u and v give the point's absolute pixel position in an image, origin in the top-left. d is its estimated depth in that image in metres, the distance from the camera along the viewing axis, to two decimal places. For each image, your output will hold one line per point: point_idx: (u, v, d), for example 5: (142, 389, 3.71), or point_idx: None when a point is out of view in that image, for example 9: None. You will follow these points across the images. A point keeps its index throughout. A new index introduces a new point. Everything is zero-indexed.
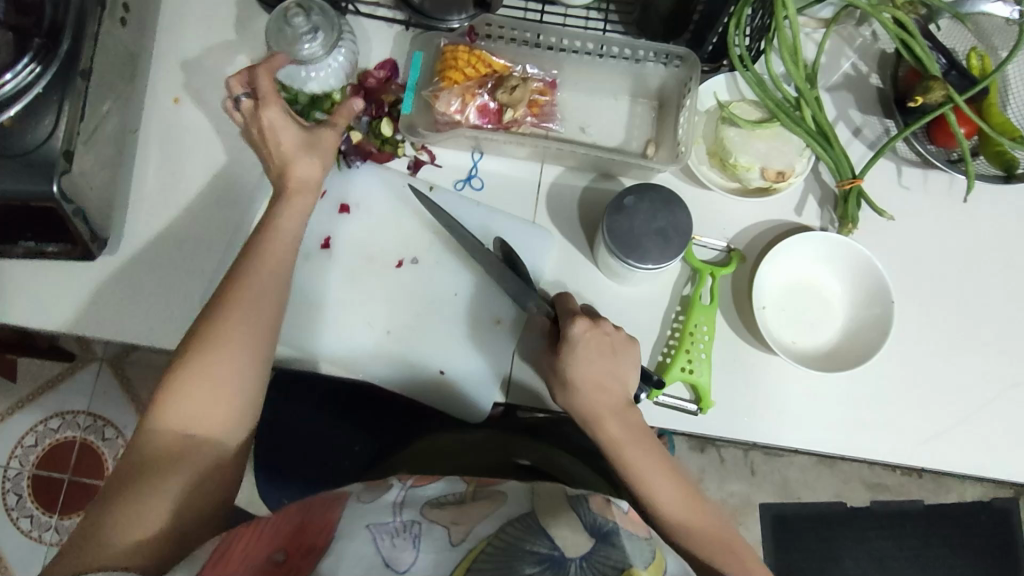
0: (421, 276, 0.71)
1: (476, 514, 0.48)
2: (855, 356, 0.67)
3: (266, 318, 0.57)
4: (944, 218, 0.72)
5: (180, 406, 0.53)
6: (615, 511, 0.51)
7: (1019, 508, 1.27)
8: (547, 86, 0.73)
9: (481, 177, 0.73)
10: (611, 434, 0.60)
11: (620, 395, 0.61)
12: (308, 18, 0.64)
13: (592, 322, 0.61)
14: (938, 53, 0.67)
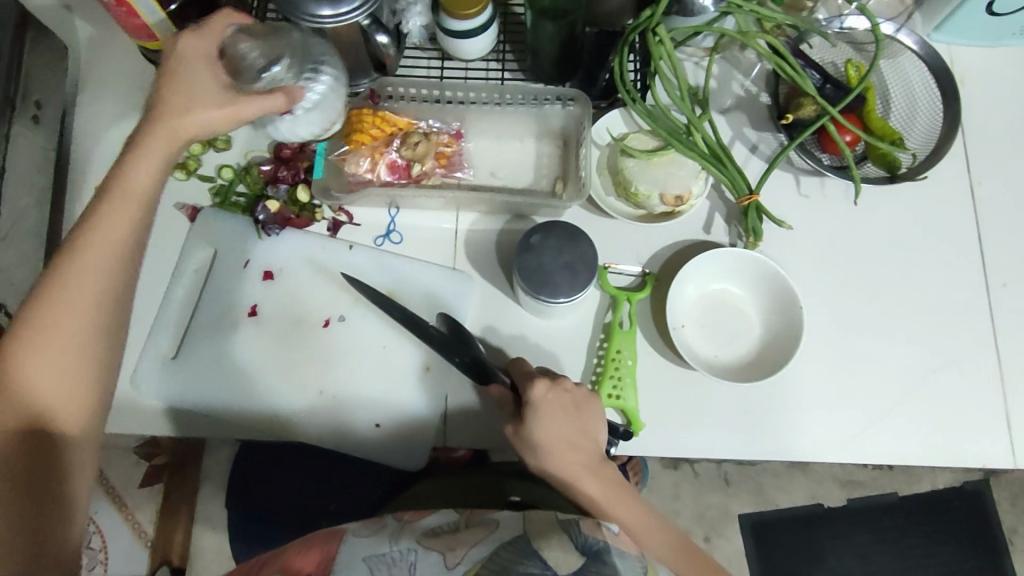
0: (349, 332, 0.72)
1: (468, 541, 0.53)
2: (773, 362, 0.69)
3: (119, 277, 0.53)
4: (843, 219, 0.76)
5: (20, 394, 0.49)
6: (603, 532, 0.57)
7: (989, 490, 1.19)
8: (453, 138, 0.76)
9: (399, 231, 0.75)
10: (591, 494, 0.60)
11: (592, 451, 0.62)
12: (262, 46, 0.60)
13: (551, 384, 0.62)
14: (812, 69, 0.72)
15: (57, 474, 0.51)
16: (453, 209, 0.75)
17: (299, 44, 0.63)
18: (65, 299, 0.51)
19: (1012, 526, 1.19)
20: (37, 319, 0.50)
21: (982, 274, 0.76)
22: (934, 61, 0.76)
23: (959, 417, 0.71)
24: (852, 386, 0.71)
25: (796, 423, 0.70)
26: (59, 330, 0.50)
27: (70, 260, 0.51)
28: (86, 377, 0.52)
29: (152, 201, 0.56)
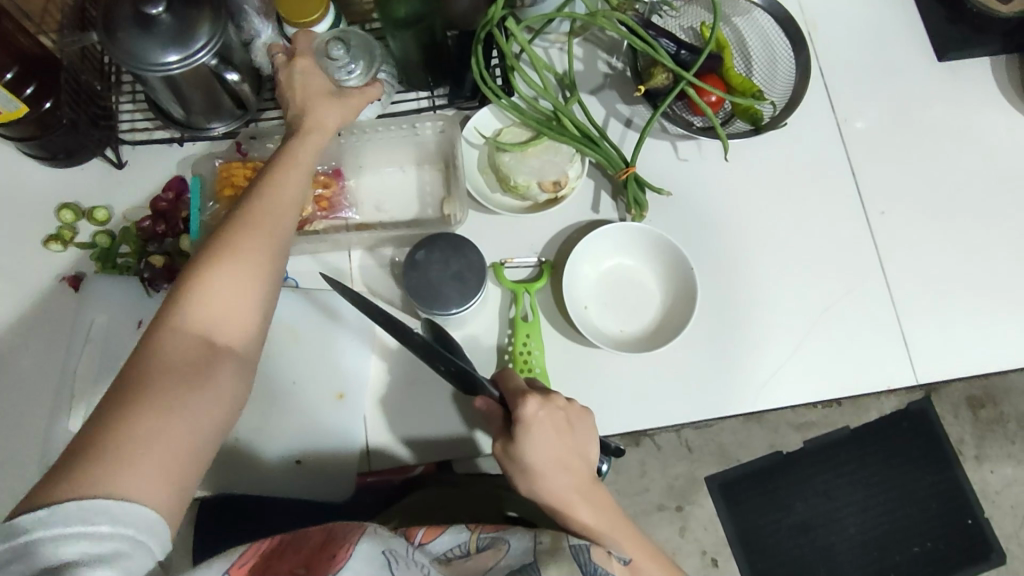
0: (254, 373, 0.71)
1: (480, 567, 0.51)
2: (675, 326, 0.71)
3: (286, 244, 0.54)
4: (723, 177, 0.79)
5: (194, 317, 0.48)
6: (612, 562, 0.55)
7: (933, 405, 1.24)
8: (331, 178, 0.75)
9: (293, 277, 0.74)
10: (582, 521, 0.57)
11: (586, 472, 0.59)
12: (347, 51, 0.66)
13: (543, 399, 0.58)
14: (665, 38, 0.73)
15: (217, 394, 0.47)
16: (344, 248, 0.74)
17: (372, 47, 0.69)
18: (255, 228, 0.52)
19: (958, 437, 1.25)
20: (223, 246, 0.51)
21: (861, 206, 0.79)
22: (777, 11, 0.79)
23: (859, 346, 0.75)
24: (758, 335, 0.74)
25: (708, 380, 0.72)
26: (234, 270, 0.50)
27: (250, 209, 0.54)
28: (249, 303, 0.51)
29: (311, 173, 0.59)
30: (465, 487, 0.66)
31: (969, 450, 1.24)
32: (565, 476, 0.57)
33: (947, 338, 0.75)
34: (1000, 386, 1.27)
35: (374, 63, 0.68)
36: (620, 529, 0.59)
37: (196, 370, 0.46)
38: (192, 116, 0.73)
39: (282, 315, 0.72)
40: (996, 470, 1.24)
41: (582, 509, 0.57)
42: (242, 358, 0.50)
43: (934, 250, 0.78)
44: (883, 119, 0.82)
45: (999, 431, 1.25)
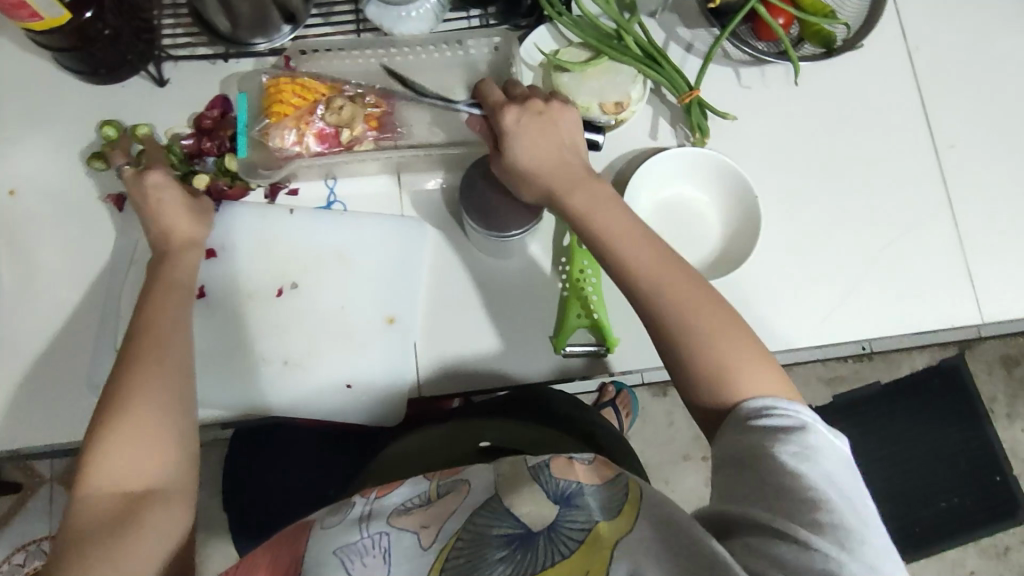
0: (303, 299, 0.69)
1: (442, 513, 0.49)
2: (736, 257, 0.69)
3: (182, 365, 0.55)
4: (785, 109, 0.76)
5: (112, 465, 0.48)
6: (577, 468, 0.51)
7: (965, 363, 1.23)
8: (381, 97, 0.71)
9: (341, 201, 0.72)
10: (598, 225, 0.57)
11: (581, 165, 0.59)
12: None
13: (521, 107, 0.59)
14: None
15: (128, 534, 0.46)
16: (393, 171, 0.72)
17: None
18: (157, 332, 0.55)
19: (990, 394, 1.23)
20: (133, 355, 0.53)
21: (929, 139, 0.76)
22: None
23: (922, 284, 0.72)
24: (818, 270, 0.72)
25: (767, 314, 0.70)
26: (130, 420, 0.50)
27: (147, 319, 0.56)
28: (165, 437, 0.50)
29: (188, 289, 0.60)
30: (443, 432, 0.63)
31: (1001, 408, 1.23)
32: (557, 162, 0.58)
33: (1016, 278, 0.73)
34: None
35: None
36: (656, 260, 0.55)
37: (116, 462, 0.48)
38: (239, 30, 0.70)
39: (331, 239, 0.71)
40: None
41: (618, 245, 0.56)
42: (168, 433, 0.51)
43: (1005, 186, 0.75)
44: (959, 46, 0.77)
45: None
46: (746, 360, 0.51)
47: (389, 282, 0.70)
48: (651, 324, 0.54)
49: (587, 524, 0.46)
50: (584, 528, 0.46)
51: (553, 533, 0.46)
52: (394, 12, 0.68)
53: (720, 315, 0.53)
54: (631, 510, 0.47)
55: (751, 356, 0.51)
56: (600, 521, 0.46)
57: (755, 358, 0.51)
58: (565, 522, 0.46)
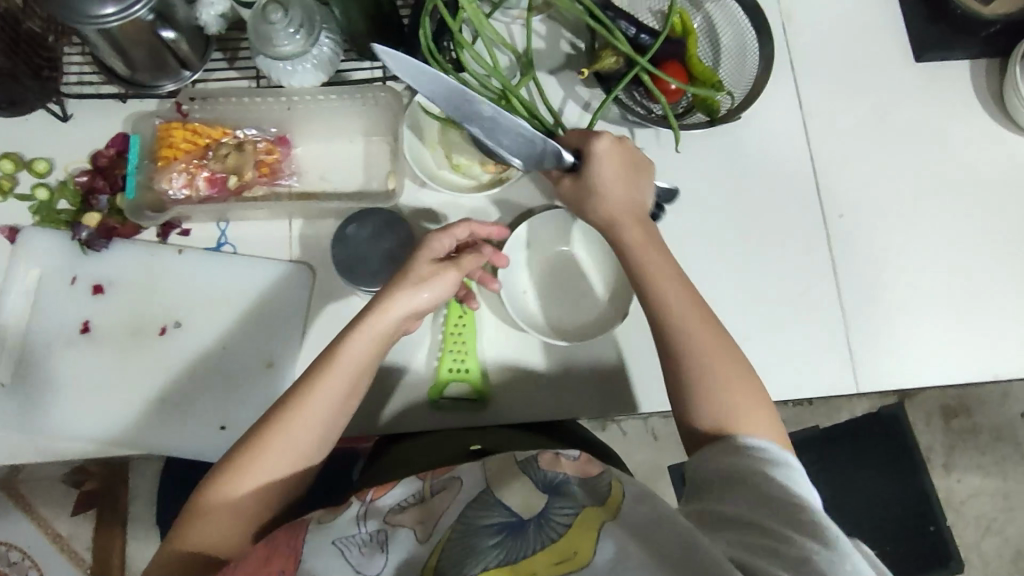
0: (184, 340, 0.70)
1: (437, 509, 0.52)
2: (612, 318, 0.70)
3: (357, 366, 0.57)
4: (678, 169, 0.77)
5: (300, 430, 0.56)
6: (563, 461, 0.53)
7: (905, 413, 1.24)
8: (275, 144, 0.73)
9: (231, 243, 0.73)
10: (653, 263, 0.61)
11: (635, 208, 0.63)
12: (287, 14, 0.65)
13: (616, 137, 0.64)
14: (625, 20, 0.71)
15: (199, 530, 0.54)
16: (285, 216, 0.73)
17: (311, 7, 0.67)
18: (365, 351, 0.57)
19: (928, 444, 1.25)
20: (329, 373, 0.57)
21: (818, 207, 0.77)
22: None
23: (801, 350, 0.73)
24: None
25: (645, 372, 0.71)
26: (307, 409, 0.56)
27: (333, 354, 0.58)
28: (304, 433, 0.56)
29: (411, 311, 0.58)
30: (429, 436, 0.66)
31: (937, 458, 1.25)
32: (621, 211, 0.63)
33: (895, 348, 0.74)
34: (975, 397, 1.27)
35: (314, 23, 0.67)
36: (693, 305, 0.59)
37: (283, 470, 0.55)
38: (138, 72, 0.72)
39: (216, 280, 0.71)
40: (963, 480, 1.24)
41: (663, 287, 0.60)
42: (261, 500, 0.55)
43: (892, 255, 0.76)
44: (855, 117, 0.80)
45: (971, 441, 1.25)
46: (756, 414, 0.56)
47: (270, 326, 0.71)
48: (681, 357, 0.58)
49: (574, 511, 0.49)
50: (572, 513, 0.48)
51: (543, 519, 0.48)
52: (281, 65, 0.68)
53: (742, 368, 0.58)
54: (617, 501, 0.50)
55: (760, 405, 0.57)
56: (587, 506, 0.49)
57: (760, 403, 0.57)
58: (554, 510, 0.48)
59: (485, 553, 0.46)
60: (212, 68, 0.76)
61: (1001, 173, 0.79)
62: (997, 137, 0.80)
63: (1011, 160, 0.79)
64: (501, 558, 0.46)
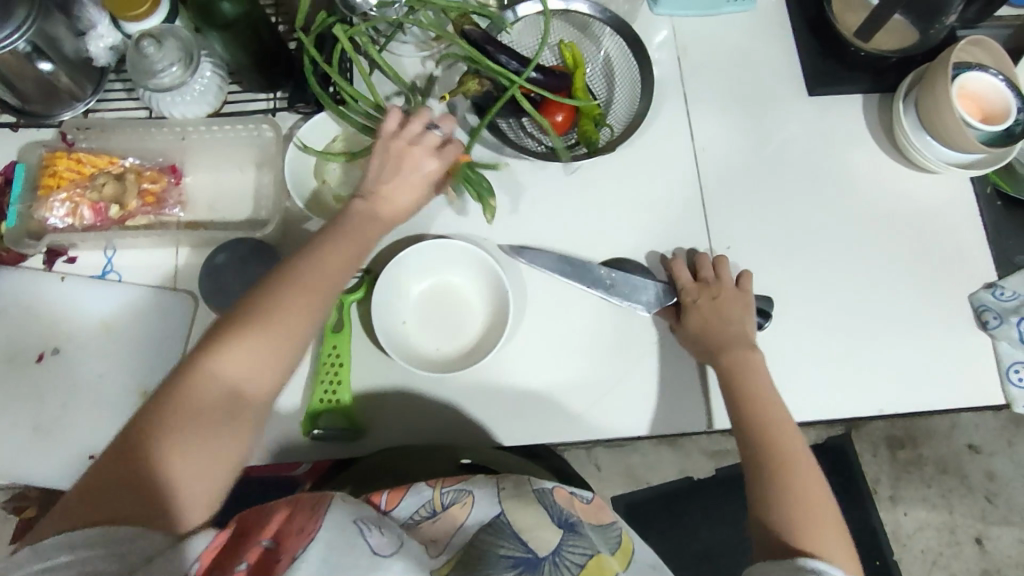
0: (61, 366, 0.70)
1: (447, 528, 0.51)
2: (488, 346, 0.70)
3: (329, 284, 0.59)
4: (566, 201, 0.77)
5: (271, 343, 0.54)
6: (576, 504, 0.55)
7: (850, 444, 1.22)
8: (162, 173, 0.75)
9: (116, 271, 0.73)
10: (751, 382, 0.66)
11: (739, 330, 0.69)
12: (161, 47, 0.66)
13: (701, 284, 0.72)
14: (507, 54, 0.72)
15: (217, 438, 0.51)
16: (171, 244, 0.73)
17: (191, 40, 0.69)
18: (298, 291, 0.57)
19: (874, 477, 1.22)
20: (258, 312, 0.55)
21: (705, 240, 0.77)
22: (627, 35, 0.79)
23: (686, 383, 0.72)
24: (581, 362, 0.72)
25: (520, 403, 0.71)
26: (280, 322, 0.55)
27: (296, 272, 0.58)
28: (285, 343, 0.55)
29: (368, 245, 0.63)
30: (417, 452, 0.67)
31: (883, 490, 1.21)
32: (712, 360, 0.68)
33: (782, 378, 0.73)
34: (920, 427, 1.24)
35: (193, 55, 0.69)
36: (784, 424, 0.63)
37: (214, 424, 0.51)
38: (30, 104, 0.74)
39: (97, 308, 0.72)
40: (910, 513, 1.21)
41: (762, 409, 0.64)
42: (242, 415, 0.53)
43: (782, 289, 0.76)
44: (748, 148, 0.81)
45: (917, 472, 1.22)
46: (824, 537, 0.57)
47: (148, 354, 0.71)
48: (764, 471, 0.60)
49: (590, 551, 0.50)
50: (587, 553, 0.50)
51: (558, 557, 0.49)
52: (165, 97, 0.70)
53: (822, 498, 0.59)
54: (624, 553, 0.54)
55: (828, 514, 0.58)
56: (602, 552, 0.51)
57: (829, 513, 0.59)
58: (571, 547, 0.50)
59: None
60: (110, 98, 0.76)
61: (894, 206, 0.80)
62: (890, 171, 0.81)
63: (904, 194, 0.80)
64: None
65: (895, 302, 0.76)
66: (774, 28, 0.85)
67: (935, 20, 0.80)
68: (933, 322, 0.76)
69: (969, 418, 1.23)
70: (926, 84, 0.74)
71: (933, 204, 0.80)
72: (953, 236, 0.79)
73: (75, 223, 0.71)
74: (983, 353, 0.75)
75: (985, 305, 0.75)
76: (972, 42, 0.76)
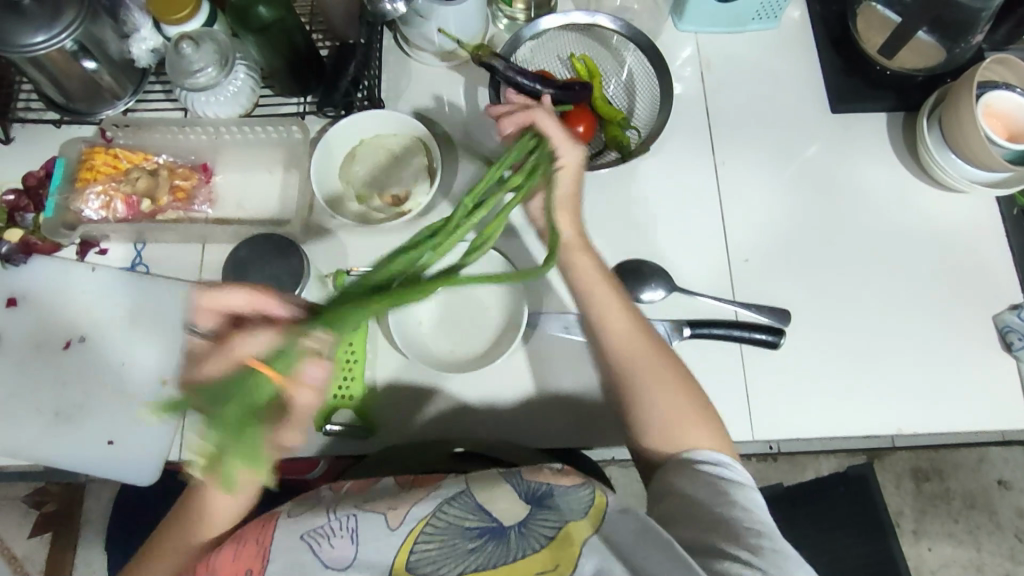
0: (87, 353, 0.72)
1: (412, 503, 0.55)
2: (501, 348, 0.70)
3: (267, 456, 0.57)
4: (583, 211, 0.78)
5: (215, 508, 0.59)
6: (546, 472, 0.57)
7: (874, 473, 1.18)
8: (193, 171, 0.77)
9: (145, 264, 0.76)
10: (580, 268, 0.66)
11: (573, 213, 0.68)
12: (198, 49, 0.69)
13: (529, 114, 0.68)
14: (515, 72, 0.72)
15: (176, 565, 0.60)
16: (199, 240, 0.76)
17: (227, 43, 0.72)
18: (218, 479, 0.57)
19: (897, 508, 1.18)
20: (207, 476, 0.58)
21: (721, 253, 0.77)
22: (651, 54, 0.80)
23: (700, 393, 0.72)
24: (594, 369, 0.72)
25: (532, 407, 0.71)
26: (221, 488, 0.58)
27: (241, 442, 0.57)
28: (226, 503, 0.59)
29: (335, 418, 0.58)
30: (425, 441, 0.69)
31: (906, 523, 1.18)
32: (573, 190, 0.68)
33: (800, 394, 0.73)
34: (947, 459, 1.19)
35: (229, 58, 0.72)
36: (568, 196, 0.68)
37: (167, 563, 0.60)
38: (74, 101, 0.77)
39: (125, 298, 0.74)
40: (934, 548, 1.17)
41: (609, 325, 0.65)
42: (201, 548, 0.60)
43: (798, 304, 0.76)
44: (769, 163, 0.81)
45: (943, 507, 1.18)
46: (686, 421, 0.61)
47: (171, 344, 0.73)
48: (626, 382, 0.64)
49: (556, 524, 0.55)
50: (555, 526, 0.55)
51: (522, 528, 0.54)
52: (200, 98, 0.73)
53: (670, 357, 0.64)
54: (596, 512, 0.56)
55: (678, 400, 0.62)
56: (568, 521, 0.55)
57: (683, 393, 0.62)
58: (536, 520, 0.54)
59: (468, 558, 0.52)
60: (150, 98, 0.80)
61: (918, 224, 0.79)
62: (912, 189, 0.80)
63: (927, 214, 0.79)
64: (481, 563, 0.52)
65: (915, 321, 0.75)
66: (798, 46, 0.85)
67: (961, 39, 0.80)
68: (954, 344, 0.74)
69: (999, 452, 1.17)
70: (950, 102, 0.74)
71: (958, 224, 0.79)
72: (977, 258, 0.77)
73: (108, 216, 0.74)
74: (1006, 377, 0.73)
75: (1011, 327, 0.73)
76: (999, 61, 0.75)
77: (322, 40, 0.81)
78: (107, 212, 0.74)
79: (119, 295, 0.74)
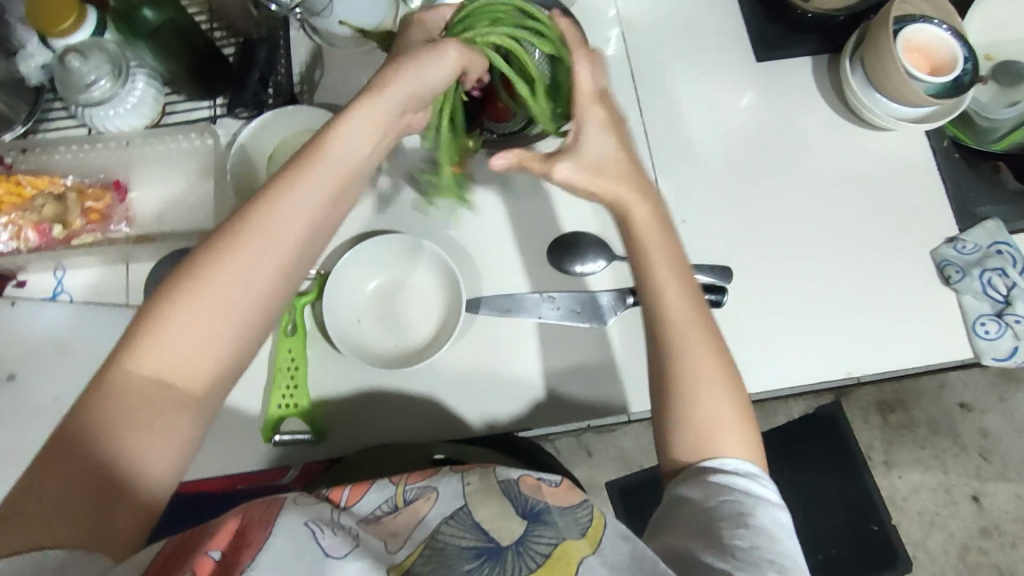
0: (18, 391, 0.70)
1: (409, 523, 0.49)
2: (444, 336, 0.69)
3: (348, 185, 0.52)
4: (515, 188, 0.76)
5: (302, 207, 0.50)
6: (545, 491, 0.53)
7: (842, 410, 1.20)
8: (105, 189, 0.73)
9: (67, 291, 0.72)
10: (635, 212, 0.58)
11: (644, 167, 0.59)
12: (86, 61, 0.66)
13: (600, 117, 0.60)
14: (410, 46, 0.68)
15: (214, 321, 0.46)
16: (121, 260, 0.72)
17: (118, 52, 0.69)
18: (306, 177, 0.50)
19: (868, 441, 1.20)
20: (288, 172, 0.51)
21: None
22: None
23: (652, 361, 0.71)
24: (543, 350, 0.71)
25: (483, 394, 0.70)
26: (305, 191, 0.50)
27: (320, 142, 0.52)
28: (313, 215, 0.51)
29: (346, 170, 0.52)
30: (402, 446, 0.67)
31: (877, 455, 1.20)
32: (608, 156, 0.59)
33: (748, 348, 0.73)
34: (911, 389, 1.22)
35: (123, 66, 0.69)
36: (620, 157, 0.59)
37: (206, 315, 0.46)
38: None
39: (52, 329, 0.71)
40: (904, 476, 1.19)
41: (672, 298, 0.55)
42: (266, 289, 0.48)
43: (741, 260, 0.75)
44: (701, 120, 0.80)
45: (910, 436, 1.20)
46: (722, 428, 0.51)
47: None
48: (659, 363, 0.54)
49: (554, 540, 0.47)
50: (551, 543, 0.47)
51: (521, 547, 0.46)
52: (100, 112, 0.70)
53: (726, 371, 0.53)
54: (596, 533, 0.49)
55: (719, 394, 0.52)
56: (567, 538, 0.48)
57: (730, 389, 0.53)
58: (533, 537, 0.47)
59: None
60: (52, 118, 0.75)
61: (853, 168, 0.78)
62: (844, 132, 0.80)
63: (860, 156, 0.79)
64: None
65: (858, 265, 0.75)
66: None
67: None
68: (896, 282, 0.75)
69: (958, 377, 1.21)
70: (871, 42, 0.74)
71: (891, 162, 0.79)
72: (913, 195, 0.78)
73: (20, 245, 0.71)
74: (948, 309, 0.74)
75: (948, 261, 0.74)
76: None
77: (223, 38, 0.77)
78: (19, 242, 0.71)
79: (45, 324, 0.71)
